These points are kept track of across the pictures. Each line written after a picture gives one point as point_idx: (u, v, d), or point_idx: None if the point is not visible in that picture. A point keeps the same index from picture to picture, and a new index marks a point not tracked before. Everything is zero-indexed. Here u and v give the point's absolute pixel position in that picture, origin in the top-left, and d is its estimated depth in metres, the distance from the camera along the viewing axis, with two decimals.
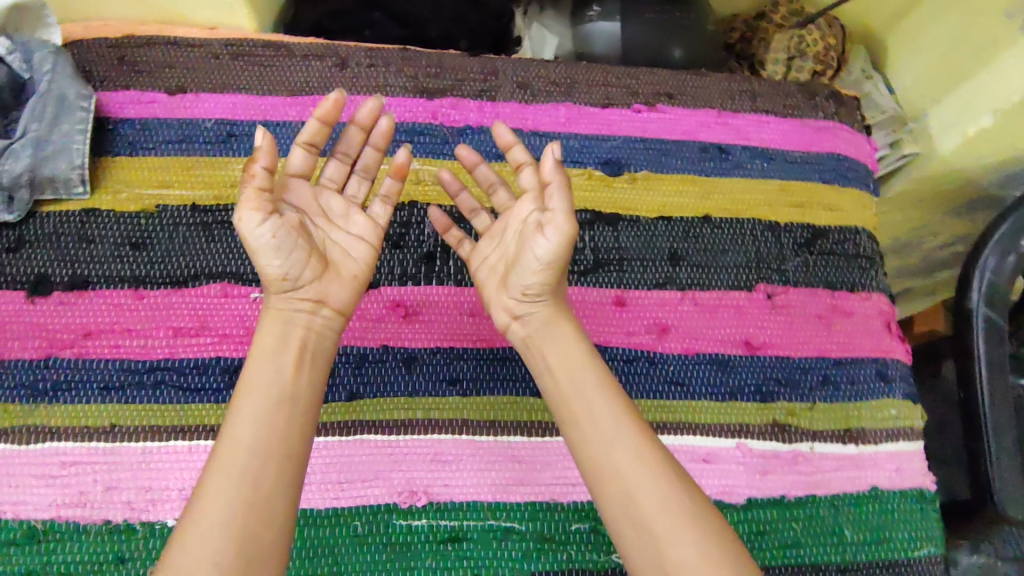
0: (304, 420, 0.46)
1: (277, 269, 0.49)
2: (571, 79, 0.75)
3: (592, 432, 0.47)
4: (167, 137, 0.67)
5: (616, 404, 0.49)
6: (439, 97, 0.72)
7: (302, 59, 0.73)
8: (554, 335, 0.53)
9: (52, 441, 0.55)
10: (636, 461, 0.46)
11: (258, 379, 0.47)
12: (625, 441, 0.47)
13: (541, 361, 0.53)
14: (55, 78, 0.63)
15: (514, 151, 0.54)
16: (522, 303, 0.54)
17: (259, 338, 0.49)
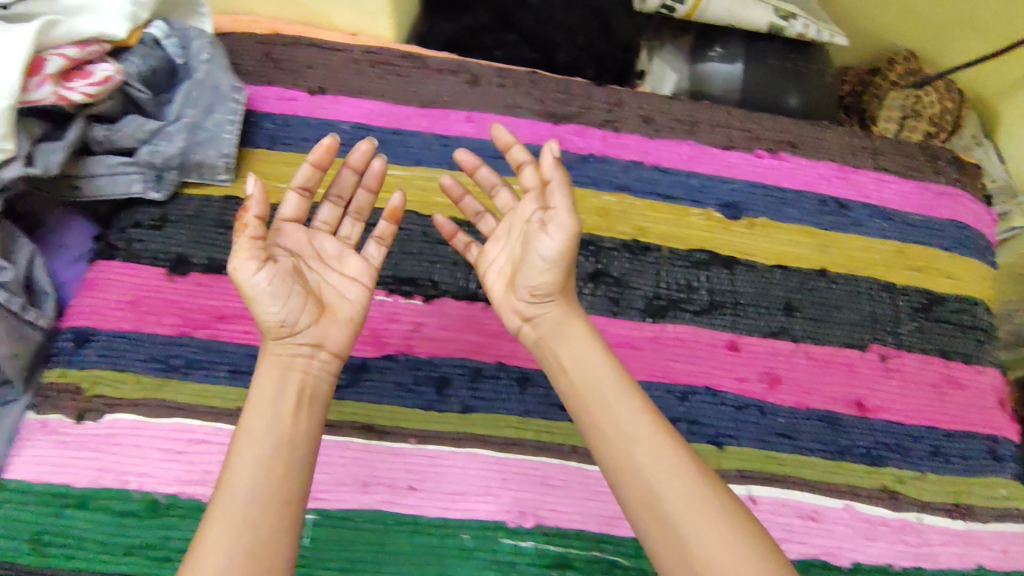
0: (303, 438, 0.46)
1: (269, 311, 0.48)
2: (695, 117, 0.75)
3: (619, 443, 0.46)
4: (305, 135, 0.69)
5: (638, 406, 0.47)
6: (566, 123, 0.73)
7: (437, 72, 0.74)
8: (571, 334, 0.51)
9: (181, 417, 0.57)
10: (665, 466, 0.44)
11: (257, 400, 0.46)
12: (655, 443, 0.45)
13: (556, 360, 0.51)
14: (212, 68, 0.65)
15: (514, 150, 0.54)
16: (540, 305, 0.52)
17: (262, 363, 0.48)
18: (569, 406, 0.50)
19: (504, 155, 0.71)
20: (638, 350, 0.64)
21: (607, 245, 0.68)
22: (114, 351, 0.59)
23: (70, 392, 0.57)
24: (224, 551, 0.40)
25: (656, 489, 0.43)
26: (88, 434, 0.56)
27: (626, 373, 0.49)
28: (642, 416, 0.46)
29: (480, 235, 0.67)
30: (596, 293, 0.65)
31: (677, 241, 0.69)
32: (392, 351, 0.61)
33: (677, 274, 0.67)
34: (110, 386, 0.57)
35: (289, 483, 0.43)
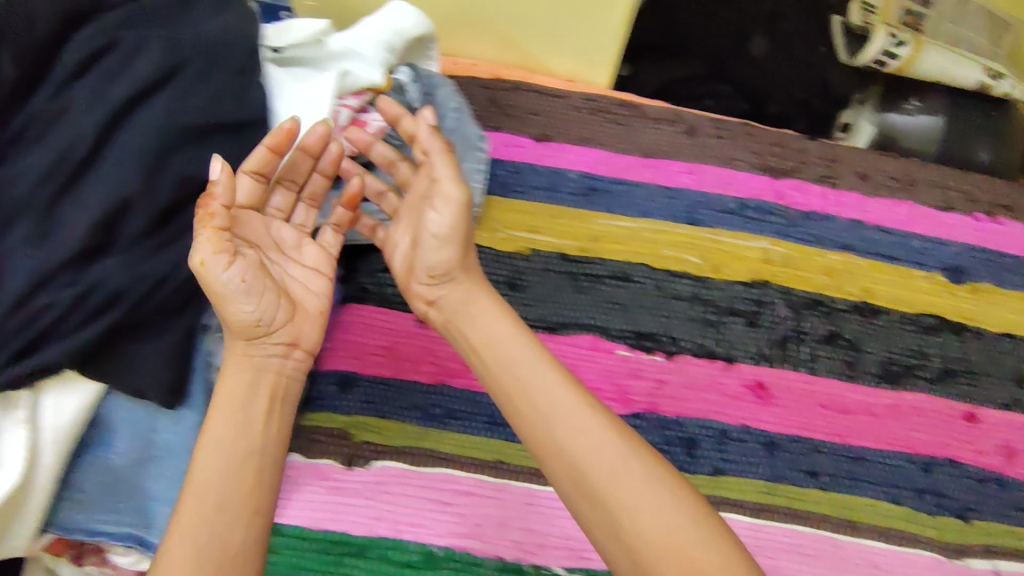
0: (242, 420, 0.49)
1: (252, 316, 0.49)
2: (911, 177, 0.75)
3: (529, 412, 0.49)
4: (536, 183, 0.70)
5: (554, 383, 0.49)
6: (785, 178, 0.72)
7: (654, 121, 0.74)
8: (468, 303, 0.54)
9: (446, 467, 0.58)
10: (585, 437, 0.46)
11: (235, 402, 0.49)
12: (574, 417, 0.47)
13: (467, 343, 0.54)
14: (462, 117, 0.66)
15: (402, 122, 0.55)
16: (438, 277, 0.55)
17: (232, 360, 0.50)
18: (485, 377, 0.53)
19: (728, 209, 0.70)
20: (877, 417, 0.64)
21: (838, 307, 0.67)
22: (377, 399, 0.60)
23: (338, 437, 0.59)
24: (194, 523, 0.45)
25: (588, 462, 0.46)
26: (360, 481, 0.57)
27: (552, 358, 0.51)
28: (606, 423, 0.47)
29: (715, 292, 0.67)
30: (832, 356, 0.65)
31: (904, 304, 0.69)
32: (640, 410, 0.61)
33: (909, 339, 0.67)
34: (374, 433, 0.59)
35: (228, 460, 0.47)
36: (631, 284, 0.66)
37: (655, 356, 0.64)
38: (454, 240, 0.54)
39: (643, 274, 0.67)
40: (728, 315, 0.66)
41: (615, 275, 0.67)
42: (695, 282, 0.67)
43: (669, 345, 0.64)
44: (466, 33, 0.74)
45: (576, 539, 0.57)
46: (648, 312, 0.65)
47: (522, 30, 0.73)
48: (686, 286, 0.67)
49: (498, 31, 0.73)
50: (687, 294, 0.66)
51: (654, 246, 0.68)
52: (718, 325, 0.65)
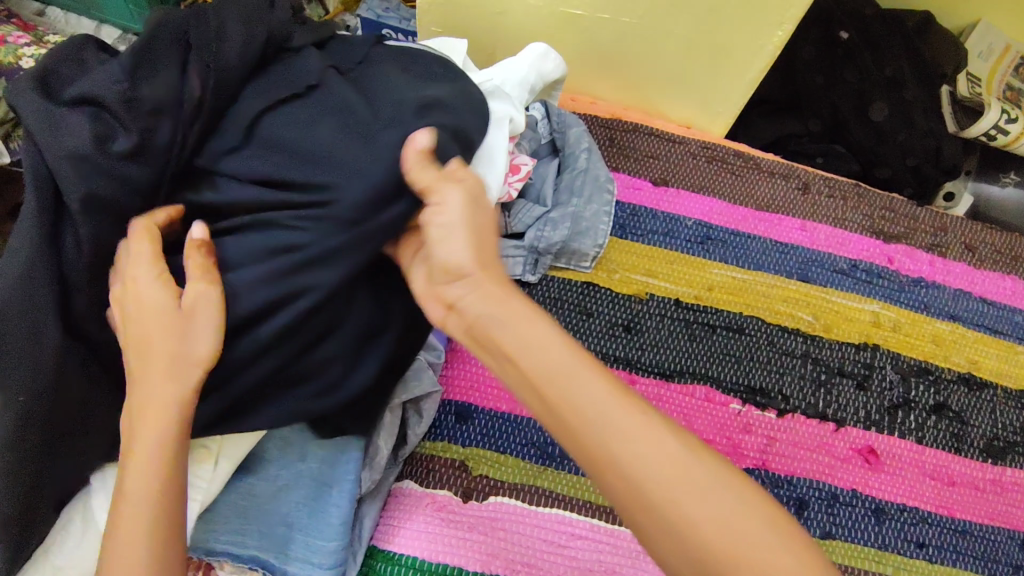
0: (162, 460, 0.42)
1: (172, 345, 0.42)
2: (1017, 252, 0.75)
3: (593, 451, 0.37)
4: (653, 228, 0.70)
5: (595, 399, 0.37)
6: (894, 243, 0.74)
7: (768, 175, 0.75)
8: (493, 303, 0.41)
9: (558, 508, 0.57)
10: (648, 465, 0.35)
11: (147, 449, 0.41)
12: (631, 437, 0.36)
13: (492, 345, 0.41)
14: (592, 158, 0.67)
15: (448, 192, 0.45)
16: (461, 281, 0.43)
17: (147, 383, 0.42)
18: (517, 396, 0.40)
19: (839, 269, 0.71)
20: (982, 491, 0.64)
21: (945, 376, 0.68)
22: (492, 432, 0.59)
23: (456, 468, 0.58)
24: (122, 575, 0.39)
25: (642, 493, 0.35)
26: (475, 516, 0.56)
27: (588, 364, 0.39)
28: (660, 436, 0.36)
29: (825, 351, 0.67)
30: (939, 426, 0.66)
31: (1008, 379, 0.69)
32: (751, 465, 0.62)
33: (1013, 415, 0.67)
34: (489, 468, 0.58)
35: (139, 504, 0.41)
36: (743, 336, 0.67)
37: (767, 413, 0.64)
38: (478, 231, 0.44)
39: (756, 327, 0.67)
40: (838, 376, 0.66)
41: (729, 326, 0.67)
42: (807, 340, 0.67)
43: (781, 402, 0.64)
44: (592, 74, 0.76)
45: None
46: (761, 367, 0.66)
47: (649, 77, 0.74)
48: (798, 343, 0.67)
49: (625, 75, 0.75)
50: (798, 351, 0.67)
51: (768, 299, 0.69)
52: (829, 385, 0.66)
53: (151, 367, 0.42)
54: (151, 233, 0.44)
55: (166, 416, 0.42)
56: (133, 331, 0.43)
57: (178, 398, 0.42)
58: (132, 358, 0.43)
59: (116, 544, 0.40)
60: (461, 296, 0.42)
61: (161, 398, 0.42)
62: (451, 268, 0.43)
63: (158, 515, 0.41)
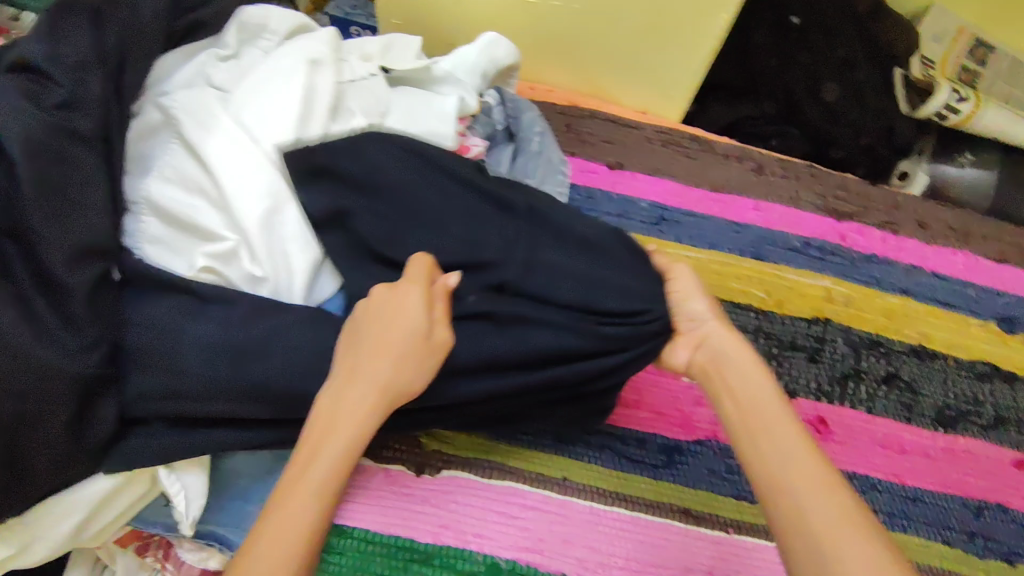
0: (342, 468, 0.40)
1: (383, 375, 0.42)
2: (968, 228, 0.77)
3: (773, 485, 0.41)
4: (609, 210, 0.72)
5: (798, 455, 0.41)
6: (847, 221, 0.75)
7: (723, 157, 0.77)
8: (738, 352, 0.47)
9: (513, 480, 0.59)
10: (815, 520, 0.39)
11: (328, 453, 0.40)
12: (814, 487, 0.40)
13: (717, 384, 0.47)
14: (545, 141, 0.68)
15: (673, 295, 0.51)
16: (702, 328, 0.49)
17: (345, 389, 0.42)
18: (723, 422, 0.45)
19: (792, 247, 0.73)
20: (932, 459, 0.65)
21: (896, 348, 0.69)
22: None
23: (410, 444, 0.60)
24: (267, 552, 0.36)
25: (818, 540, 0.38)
26: (427, 489, 0.58)
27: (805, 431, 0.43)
28: (833, 496, 0.39)
29: (777, 326, 0.68)
30: (890, 396, 0.67)
31: (960, 350, 0.70)
32: (703, 436, 0.63)
33: (964, 385, 0.69)
34: (443, 443, 0.60)
35: (306, 497, 0.38)
36: None
37: None
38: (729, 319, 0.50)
39: None
40: (789, 349, 0.67)
41: None
42: (759, 316, 0.69)
43: None
44: (548, 61, 0.77)
45: (638, 563, 0.55)
46: None
47: (604, 63, 0.76)
48: (751, 319, 0.68)
49: (581, 61, 0.76)
50: (750, 326, 0.68)
51: (722, 277, 0.70)
52: (780, 358, 0.67)
53: (359, 380, 0.42)
54: (424, 269, 0.46)
55: (365, 416, 0.41)
56: (370, 336, 0.43)
57: (379, 407, 0.41)
58: (362, 358, 0.43)
59: (269, 516, 0.38)
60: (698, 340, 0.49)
61: (369, 404, 0.41)
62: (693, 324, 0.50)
63: (316, 518, 0.38)
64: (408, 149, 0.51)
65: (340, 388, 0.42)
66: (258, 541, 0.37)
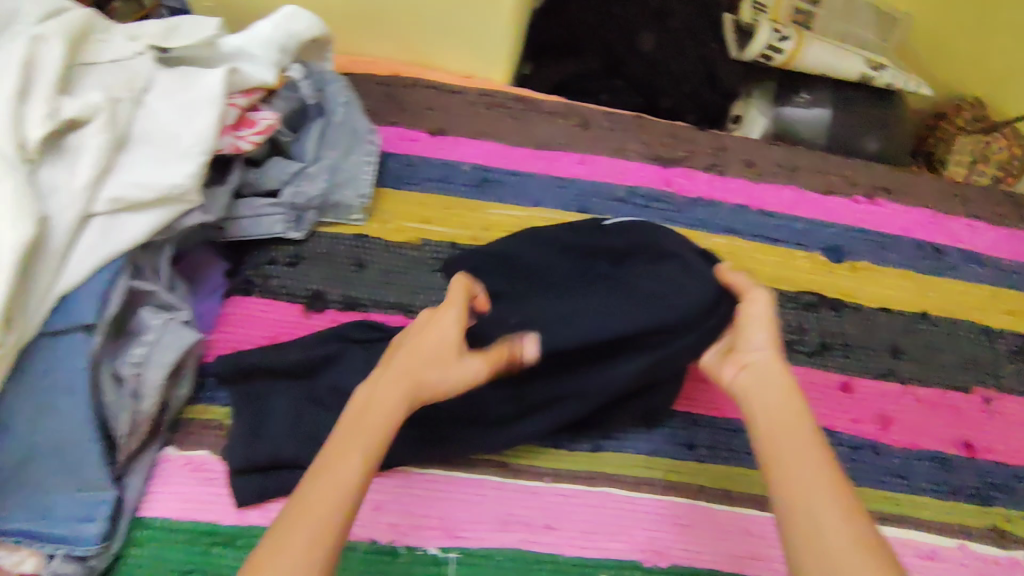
0: (365, 473, 0.42)
1: (428, 376, 0.46)
2: (794, 164, 0.79)
3: (788, 469, 0.43)
4: (430, 175, 0.71)
5: (808, 444, 0.44)
6: (673, 167, 0.76)
7: (548, 116, 0.77)
8: (768, 345, 0.51)
9: None
10: (816, 504, 0.40)
11: (351, 455, 0.42)
12: (807, 452, 0.43)
13: (745, 376, 0.50)
14: (349, 111, 0.68)
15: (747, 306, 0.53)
16: (753, 354, 0.51)
17: (375, 391, 0.45)
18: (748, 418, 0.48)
19: (617, 197, 0.73)
20: None
21: None
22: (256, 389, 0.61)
23: (215, 429, 0.59)
24: (303, 539, 0.38)
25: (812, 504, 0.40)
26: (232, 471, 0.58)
27: (816, 426, 0.45)
28: (827, 469, 0.42)
29: None
30: None
31: (784, 283, 0.71)
32: None
33: (788, 316, 0.70)
34: None
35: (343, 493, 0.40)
36: None
37: None
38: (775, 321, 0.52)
39: None
40: None
41: None
42: None
43: None
44: (363, 33, 0.76)
45: (454, 520, 0.58)
46: None
47: (418, 29, 0.75)
48: None
49: (394, 29, 0.75)
50: None
51: None
52: None
53: (390, 386, 0.45)
54: (463, 293, 0.50)
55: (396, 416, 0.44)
56: (407, 350, 0.48)
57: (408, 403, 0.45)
58: (376, 378, 0.46)
59: (307, 500, 0.40)
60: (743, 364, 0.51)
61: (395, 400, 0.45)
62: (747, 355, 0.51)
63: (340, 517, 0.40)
64: (160, 142, 0.53)
65: (374, 396, 0.45)
66: (275, 558, 0.37)
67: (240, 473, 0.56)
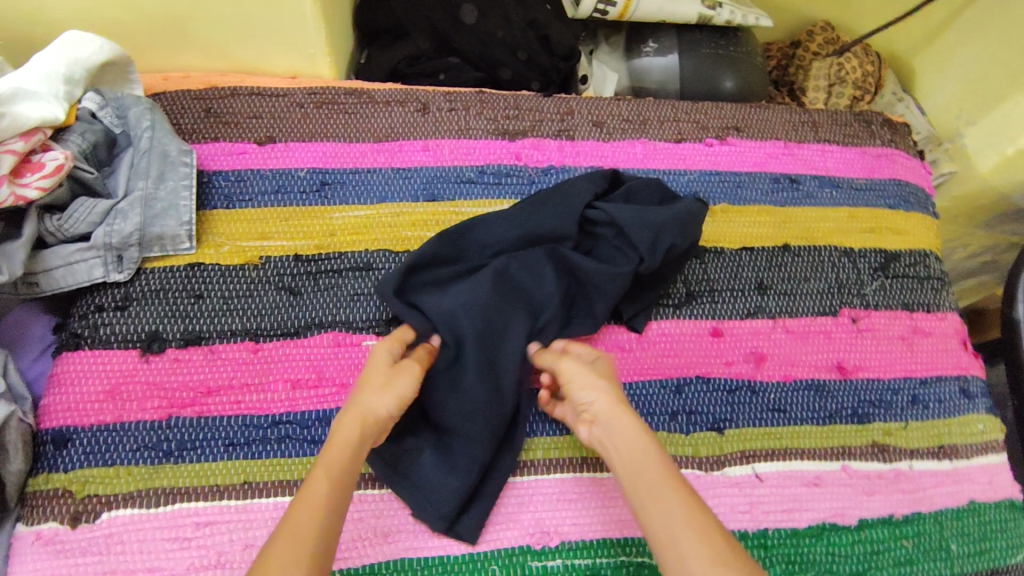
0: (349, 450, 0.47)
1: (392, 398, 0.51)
2: (643, 116, 0.78)
3: (639, 488, 0.45)
4: (263, 188, 0.68)
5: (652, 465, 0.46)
6: (521, 138, 0.74)
7: (384, 104, 0.74)
8: (606, 390, 0.52)
9: (181, 502, 0.55)
10: (664, 506, 0.43)
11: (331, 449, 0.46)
12: (650, 478, 0.45)
13: (600, 434, 0.51)
14: (155, 135, 0.64)
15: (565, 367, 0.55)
16: (591, 407, 0.52)
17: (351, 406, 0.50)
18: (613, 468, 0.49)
19: (466, 179, 0.71)
20: (629, 351, 0.65)
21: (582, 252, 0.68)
22: (98, 447, 0.57)
23: (60, 496, 0.55)
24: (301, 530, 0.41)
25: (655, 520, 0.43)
26: (87, 538, 0.54)
27: (662, 451, 0.47)
28: (668, 477, 0.45)
29: None
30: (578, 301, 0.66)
31: None
32: None
33: None
34: (99, 484, 0.56)
35: (316, 499, 0.43)
36: (372, 272, 0.65)
37: None
38: (609, 381, 0.53)
39: (385, 259, 0.66)
40: None
41: (355, 266, 0.65)
42: None
43: None
44: (171, 49, 0.72)
45: None
46: None
47: (226, 37, 0.70)
48: None
49: (202, 40, 0.71)
50: None
51: (393, 228, 0.68)
52: None
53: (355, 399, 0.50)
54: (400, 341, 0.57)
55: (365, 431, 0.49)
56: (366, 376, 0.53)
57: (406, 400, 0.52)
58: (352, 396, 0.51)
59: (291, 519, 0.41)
60: (591, 418, 0.52)
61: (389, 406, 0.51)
62: (587, 406, 0.52)
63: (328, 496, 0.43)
64: None
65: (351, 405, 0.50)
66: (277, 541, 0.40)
67: (102, 538, 0.54)
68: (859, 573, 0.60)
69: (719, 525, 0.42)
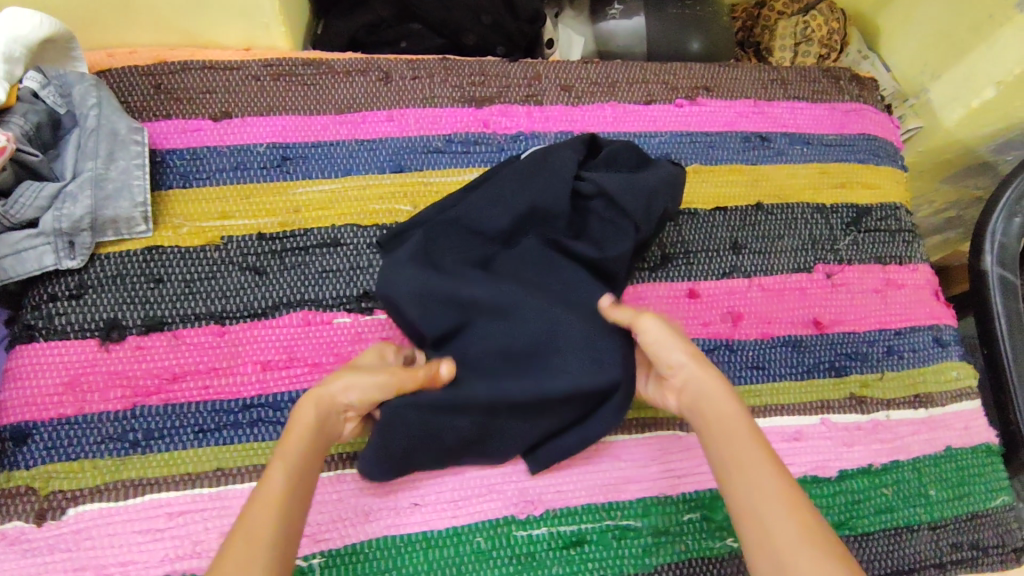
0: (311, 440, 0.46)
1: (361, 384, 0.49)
2: (611, 78, 0.76)
3: (733, 468, 0.45)
4: (220, 165, 0.65)
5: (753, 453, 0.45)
6: (488, 105, 0.72)
7: (345, 74, 0.71)
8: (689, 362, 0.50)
9: (152, 493, 0.53)
10: (754, 487, 0.43)
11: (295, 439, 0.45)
12: (741, 461, 0.45)
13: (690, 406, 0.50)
14: (103, 112, 0.61)
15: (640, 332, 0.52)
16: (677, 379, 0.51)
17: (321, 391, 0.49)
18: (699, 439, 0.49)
19: (433, 148, 0.69)
20: None
21: None
22: (61, 441, 0.54)
23: (23, 494, 0.53)
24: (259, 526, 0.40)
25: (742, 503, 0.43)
26: (54, 535, 0.52)
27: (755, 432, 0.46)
28: (776, 475, 0.44)
29: None
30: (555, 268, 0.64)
31: None
32: None
33: None
34: (63, 479, 0.54)
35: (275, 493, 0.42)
36: (340, 248, 0.63)
37: (375, 314, 0.61)
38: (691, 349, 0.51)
39: (353, 234, 0.64)
40: None
41: (322, 242, 0.63)
42: None
43: None
44: (115, 23, 0.68)
45: (312, 524, 0.54)
46: (364, 271, 0.63)
47: (173, 9, 0.67)
48: None
49: (147, 13, 0.67)
50: None
51: (360, 202, 0.65)
52: None
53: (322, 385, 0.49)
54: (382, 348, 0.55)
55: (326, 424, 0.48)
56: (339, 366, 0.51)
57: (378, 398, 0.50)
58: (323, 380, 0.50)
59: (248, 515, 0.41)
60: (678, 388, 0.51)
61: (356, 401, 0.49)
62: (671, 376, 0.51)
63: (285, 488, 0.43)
64: None
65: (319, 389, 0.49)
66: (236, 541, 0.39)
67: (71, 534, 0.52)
68: (842, 523, 0.61)
69: (811, 511, 0.42)
